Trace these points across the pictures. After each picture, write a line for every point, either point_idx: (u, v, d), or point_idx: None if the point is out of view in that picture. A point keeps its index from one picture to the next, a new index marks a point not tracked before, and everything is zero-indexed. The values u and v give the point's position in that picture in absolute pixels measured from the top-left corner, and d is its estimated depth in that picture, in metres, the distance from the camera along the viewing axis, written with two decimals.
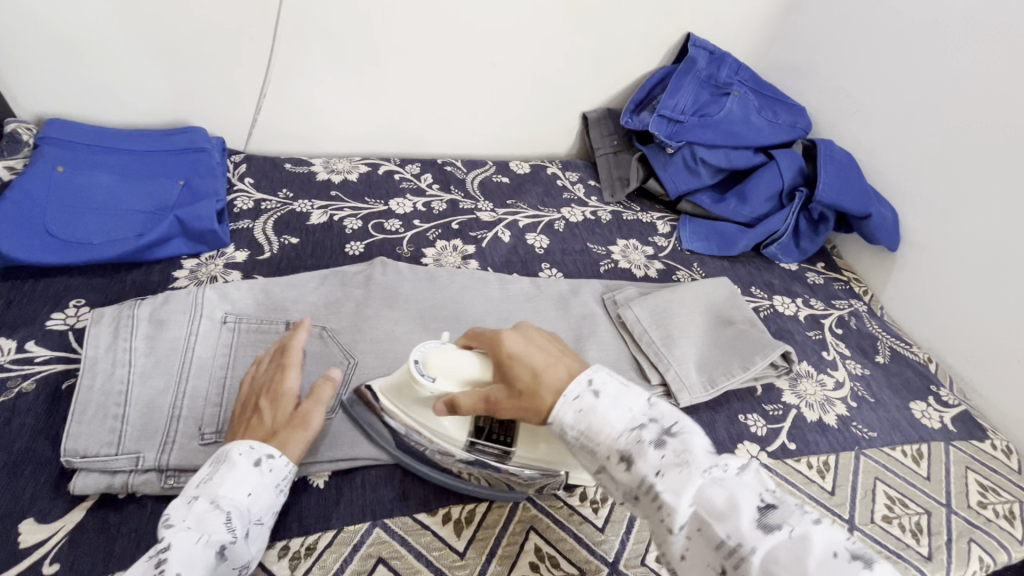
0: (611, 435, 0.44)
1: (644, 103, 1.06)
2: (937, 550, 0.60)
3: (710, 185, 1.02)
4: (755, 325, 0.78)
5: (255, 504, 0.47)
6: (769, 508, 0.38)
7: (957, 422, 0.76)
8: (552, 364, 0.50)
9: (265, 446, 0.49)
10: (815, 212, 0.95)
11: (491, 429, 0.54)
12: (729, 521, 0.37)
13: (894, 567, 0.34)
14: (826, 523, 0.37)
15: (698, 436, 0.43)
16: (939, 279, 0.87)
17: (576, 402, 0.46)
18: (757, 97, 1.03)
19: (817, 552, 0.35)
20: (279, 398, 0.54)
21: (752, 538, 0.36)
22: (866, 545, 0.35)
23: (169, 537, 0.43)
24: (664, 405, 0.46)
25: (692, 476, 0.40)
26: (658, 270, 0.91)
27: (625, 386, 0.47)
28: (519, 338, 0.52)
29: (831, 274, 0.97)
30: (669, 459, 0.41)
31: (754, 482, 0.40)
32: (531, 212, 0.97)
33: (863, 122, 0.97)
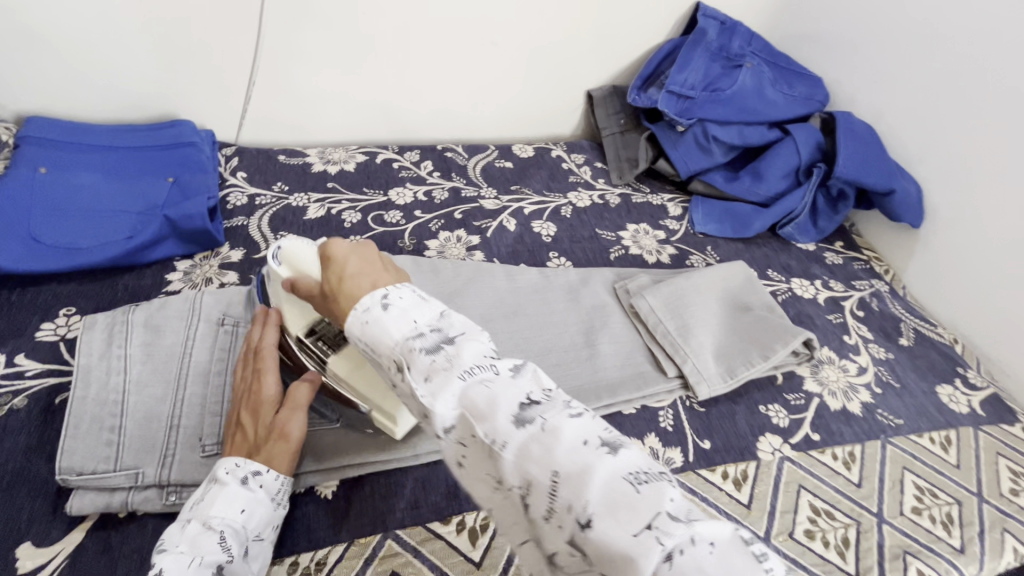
0: (389, 344, 0.40)
1: (652, 79, 1.02)
2: (969, 542, 0.58)
3: (723, 163, 0.97)
4: (774, 312, 0.75)
5: (251, 520, 0.45)
6: (531, 404, 0.36)
7: (985, 405, 0.73)
8: (363, 273, 0.46)
9: (251, 463, 0.47)
10: (834, 189, 0.91)
11: (325, 337, 0.56)
12: (487, 421, 0.35)
13: (641, 452, 0.34)
14: (585, 416, 0.36)
15: (478, 340, 0.39)
16: (964, 255, 0.83)
17: (361, 313, 0.42)
18: (771, 69, 0.98)
19: (565, 442, 0.33)
20: (258, 409, 0.50)
21: (508, 435, 0.34)
22: (619, 432, 0.34)
23: (161, 563, 0.41)
24: (458, 317, 0.41)
25: (455, 379, 0.37)
26: (670, 255, 0.88)
27: (425, 300, 0.43)
28: (352, 244, 0.49)
29: (851, 253, 0.94)
30: (437, 363, 0.37)
31: (528, 382, 0.37)
32: (536, 198, 0.93)
33: (882, 91, 0.92)
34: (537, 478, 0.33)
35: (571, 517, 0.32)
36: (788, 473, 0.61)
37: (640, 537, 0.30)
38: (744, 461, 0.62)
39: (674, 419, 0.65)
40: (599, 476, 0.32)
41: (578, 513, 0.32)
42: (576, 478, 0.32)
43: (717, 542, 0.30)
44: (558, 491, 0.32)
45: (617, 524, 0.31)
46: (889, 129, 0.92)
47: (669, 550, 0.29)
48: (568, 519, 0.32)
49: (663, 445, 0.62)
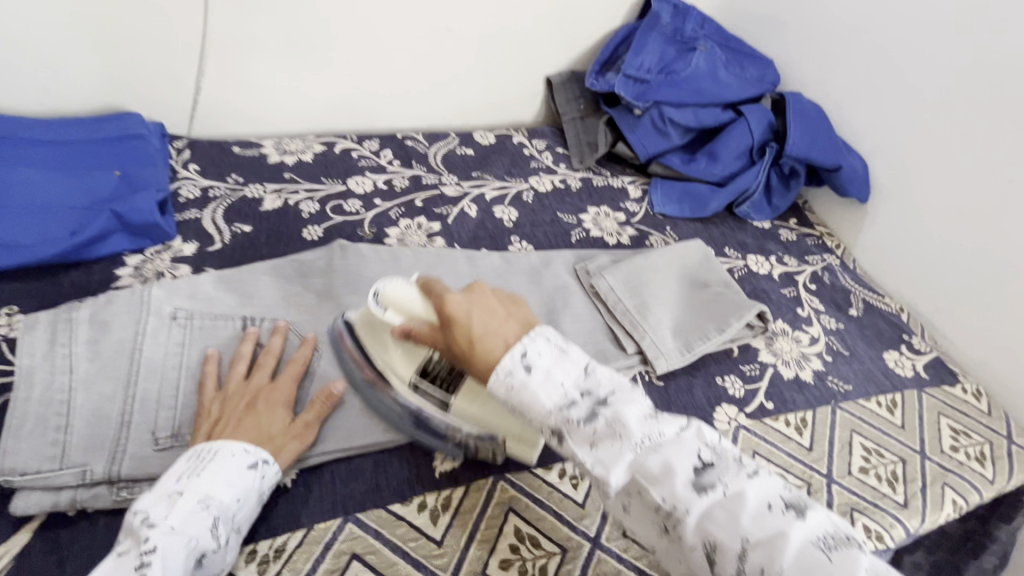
0: (542, 411, 0.42)
1: (609, 64, 1.04)
2: (912, 497, 0.61)
3: (681, 145, 0.99)
4: (730, 287, 0.77)
5: (241, 510, 0.46)
6: (706, 468, 0.40)
7: (928, 368, 0.77)
8: (492, 330, 0.46)
9: (261, 451, 0.49)
10: (786, 167, 0.94)
11: (439, 375, 0.54)
12: (665, 486, 0.40)
13: (824, 512, 0.39)
14: (761, 477, 0.40)
15: (633, 404, 0.42)
16: (908, 227, 0.87)
17: (507, 379, 0.43)
18: (723, 52, 1.00)
19: (750, 508, 0.38)
20: (275, 404, 0.53)
21: (690, 501, 0.39)
22: (799, 494, 0.39)
23: (154, 537, 0.41)
24: (601, 374, 0.44)
25: (625, 450, 0.41)
26: (631, 236, 0.89)
27: (562, 354, 0.44)
28: (466, 297, 0.49)
29: (804, 229, 0.97)
30: (602, 432, 0.41)
31: (694, 441, 0.42)
32: (498, 184, 0.94)
33: (829, 71, 0.95)
34: (725, 543, 0.38)
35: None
36: (743, 440, 0.63)
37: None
38: None
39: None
40: (793, 540, 0.37)
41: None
42: (768, 542, 0.37)
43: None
44: (750, 554, 0.37)
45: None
46: (836, 108, 0.95)
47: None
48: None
49: None
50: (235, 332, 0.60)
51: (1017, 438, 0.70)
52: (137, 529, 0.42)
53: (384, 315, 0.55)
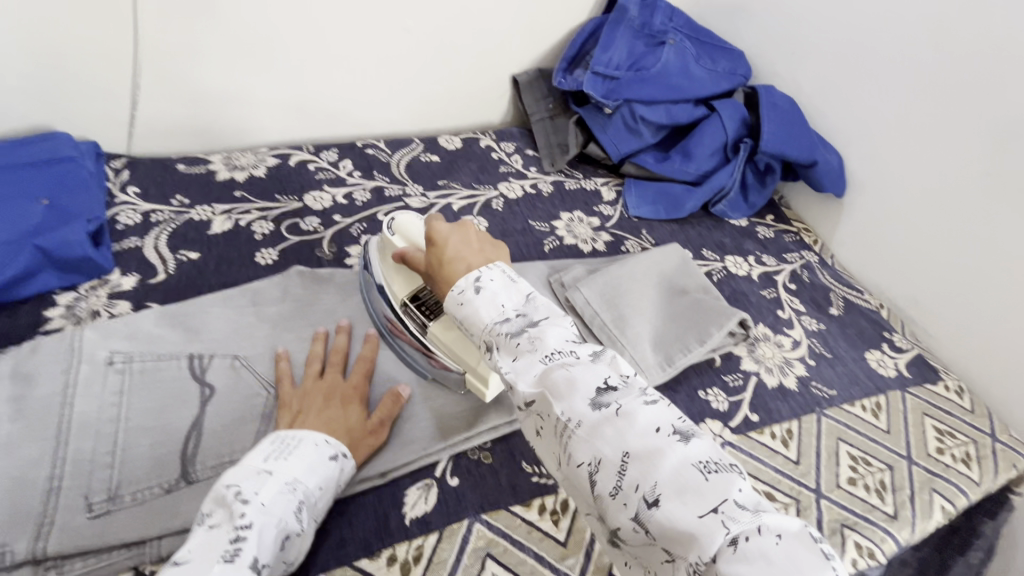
0: (482, 325, 0.46)
1: (576, 60, 1.00)
2: (901, 507, 0.59)
3: (653, 144, 0.96)
4: (710, 293, 0.75)
5: (319, 498, 0.47)
6: (609, 391, 0.40)
7: (911, 366, 0.75)
8: (461, 257, 0.50)
9: (343, 444, 0.50)
10: (762, 163, 0.91)
11: (427, 303, 0.60)
12: (567, 401, 0.40)
13: (712, 442, 0.38)
14: (658, 405, 0.39)
15: (561, 328, 0.44)
16: (885, 222, 0.85)
17: (456, 294, 0.47)
18: (693, 45, 0.97)
19: (639, 428, 0.38)
20: (349, 401, 0.54)
21: (584, 415, 0.39)
22: (690, 423, 0.38)
23: (249, 513, 0.41)
24: (542, 301, 0.46)
25: (538, 362, 0.42)
26: (606, 242, 0.86)
27: (512, 283, 0.47)
28: (451, 227, 0.53)
29: (782, 226, 0.95)
30: (523, 346, 0.43)
31: (606, 369, 0.41)
32: (465, 192, 0.89)
33: (800, 63, 0.93)
34: (607, 455, 0.38)
35: (638, 495, 0.36)
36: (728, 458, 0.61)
37: (705, 518, 0.33)
38: None
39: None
40: (670, 460, 0.36)
41: (646, 492, 0.36)
42: (646, 459, 0.37)
43: (784, 534, 0.33)
44: (628, 469, 0.37)
45: (683, 504, 0.35)
46: (809, 101, 0.93)
47: (731, 533, 0.33)
48: (635, 496, 0.36)
49: None
50: (180, 375, 0.55)
51: (1001, 435, 0.69)
52: (230, 502, 0.41)
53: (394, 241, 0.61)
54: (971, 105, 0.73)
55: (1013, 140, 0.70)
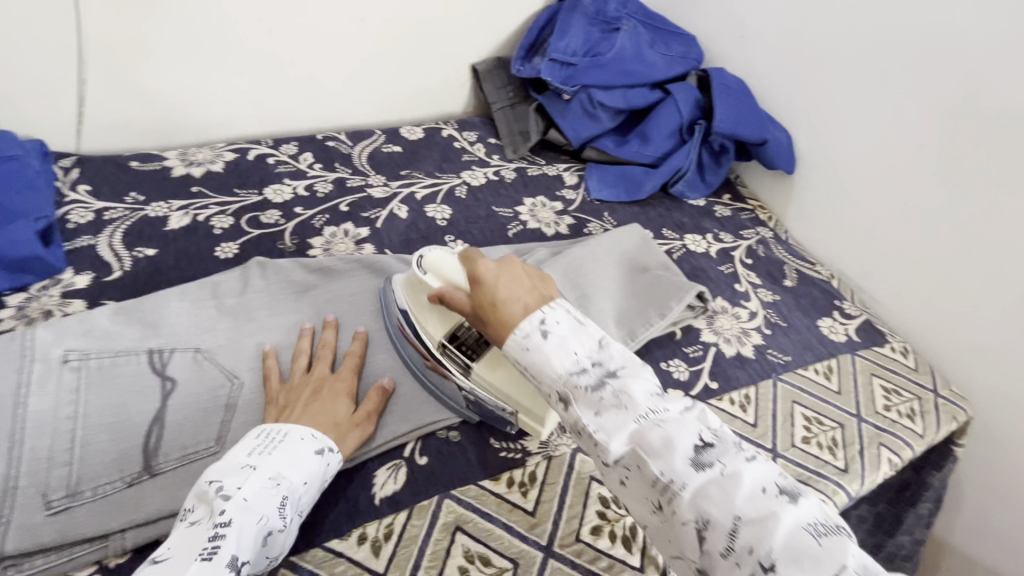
0: (553, 375, 0.44)
1: (534, 48, 1.01)
2: (851, 461, 0.63)
3: (612, 128, 0.98)
4: (670, 269, 0.77)
5: (305, 494, 0.46)
6: (707, 447, 0.39)
7: (860, 331, 0.79)
8: (514, 296, 0.48)
9: (327, 437, 0.49)
10: (716, 144, 0.94)
11: (467, 342, 0.57)
12: (664, 460, 0.39)
13: (818, 501, 0.37)
14: (759, 461, 0.39)
15: (642, 380, 0.42)
16: (832, 196, 0.89)
17: (521, 340, 0.44)
18: (647, 30, 0.99)
19: (745, 488, 0.37)
20: (337, 394, 0.54)
21: (687, 476, 0.38)
22: (795, 481, 0.38)
23: (229, 509, 0.41)
24: (615, 349, 0.44)
25: (630, 422, 0.40)
26: (569, 225, 0.87)
27: (579, 326, 0.45)
28: (497, 264, 0.51)
29: (738, 204, 0.98)
30: (608, 401, 0.41)
31: (696, 422, 0.41)
32: (429, 181, 0.90)
33: (749, 46, 0.96)
34: (716, 518, 0.37)
35: (752, 559, 0.35)
36: None
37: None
38: None
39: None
40: (783, 523, 0.35)
41: (761, 556, 0.35)
42: (758, 523, 0.36)
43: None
44: (739, 531, 0.36)
45: (801, 569, 0.34)
46: (759, 82, 0.96)
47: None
48: (748, 559, 0.35)
49: None
50: (140, 370, 0.55)
51: (942, 390, 0.74)
52: (212, 499, 0.42)
53: (427, 279, 0.58)
54: (904, 80, 0.77)
55: (943, 112, 0.74)
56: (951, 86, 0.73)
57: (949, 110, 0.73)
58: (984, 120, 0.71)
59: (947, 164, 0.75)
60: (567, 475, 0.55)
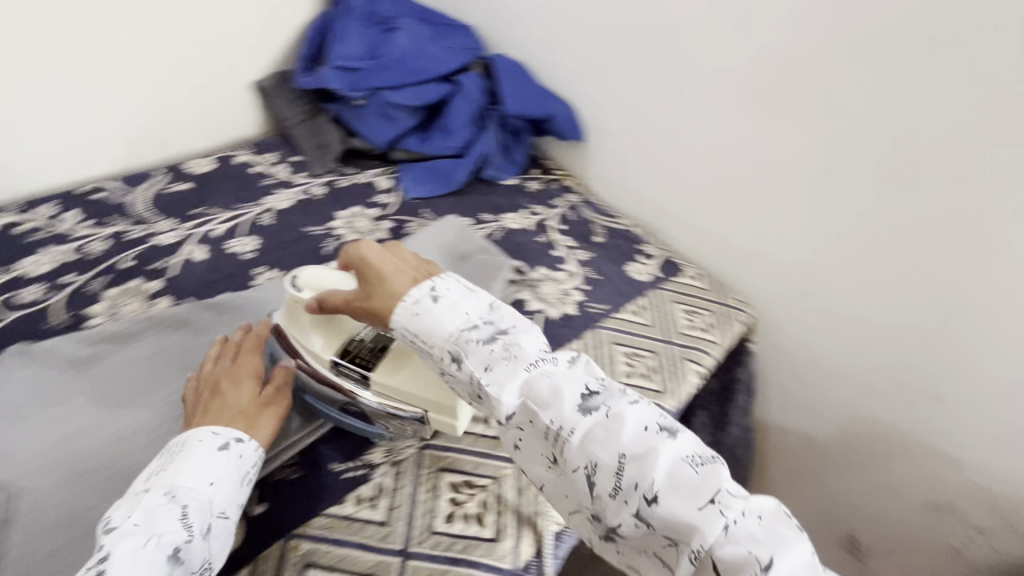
0: (443, 334, 0.49)
1: (317, 57, 0.99)
2: (665, 380, 0.73)
3: (414, 126, 0.99)
4: (486, 251, 0.82)
5: (216, 496, 0.46)
6: (592, 395, 0.46)
7: (661, 268, 0.90)
8: (400, 272, 0.53)
9: (231, 431, 0.51)
10: (512, 125, 1.00)
11: (359, 354, 0.58)
12: (553, 408, 0.45)
13: (694, 437, 0.44)
14: (641, 405, 0.46)
15: (532, 335, 0.49)
16: (617, 153, 0.99)
17: (413, 307, 0.50)
18: (424, 27, 1.01)
19: (630, 427, 0.44)
20: (238, 381, 0.56)
21: (575, 421, 0.45)
22: (674, 420, 0.45)
23: (112, 544, 0.41)
24: (503, 311, 0.51)
25: (520, 369, 0.46)
26: (388, 229, 0.87)
27: (469, 293, 0.52)
28: (382, 246, 0.56)
29: (546, 177, 1.06)
30: (497, 354, 0.47)
31: (582, 374, 0.48)
32: (226, 215, 0.84)
33: (518, 28, 1.02)
34: (605, 460, 0.43)
35: (637, 494, 0.42)
36: None
37: (705, 509, 0.40)
38: None
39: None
40: (663, 458, 0.42)
41: (645, 490, 0.41)
42: (640, 459, 0.42)
43: (765, 515, 0.41)
44: (625, 470, 0.43)
45: (682, 500, 0.41)
46: (534, 61, 1.03)
47: (726, 521, 0.39)
48: (634, 496, 0.42)
49: None
50: None
51: (728, 300, 0.88)
52: (101, 535, 0.43)
53: (303, 295, 0.58)
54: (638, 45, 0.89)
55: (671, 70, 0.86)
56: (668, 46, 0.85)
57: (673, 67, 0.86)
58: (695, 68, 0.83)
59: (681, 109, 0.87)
60: (413, 475, 0.57)
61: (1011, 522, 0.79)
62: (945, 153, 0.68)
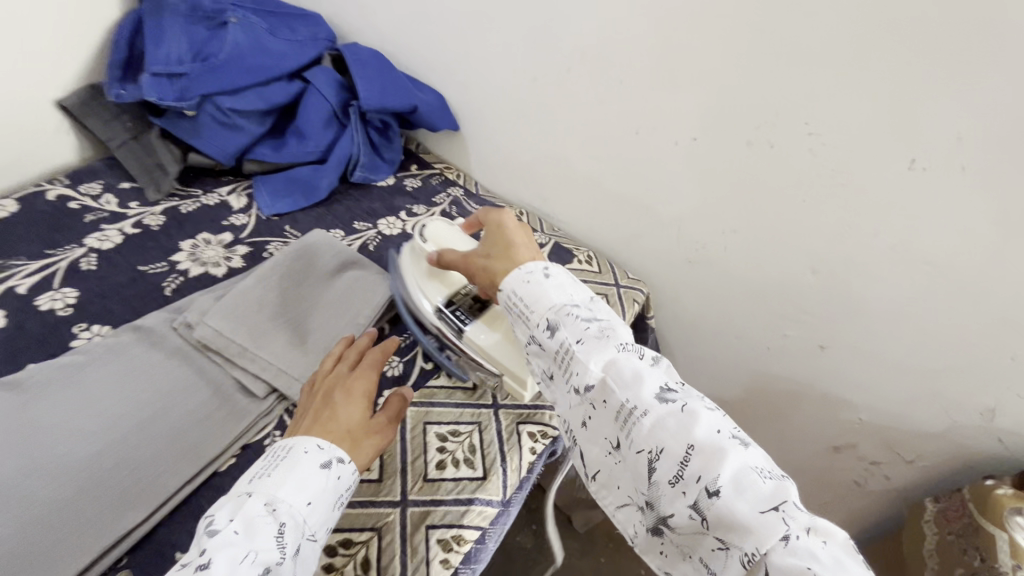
0: (547, 302, 0.51)
1: (133, 64, 0.85)
2: None
3: (265, 133, 0.88)
4: (359, 266, 0.74)
5: (310, 518, 0.45)
6: (671, 390, 0.45)
7: (552, 256, 0.86)
8: (520, 248, 0.57)
9: (336, 449, 0.49)
10: (377, 121, 0.91)
11: (462, 308, 0.64)
12: (631, 391, 0.45)
13: (767, 453, 0.42)
14: (717, 411, 0.44)
15: (626, 331, 0.50)
16: (494, 140, 0.93)
17: (526, 274, 0.53)
18: (262, 17, 0.89)
19: (702, 426, 0.42)
20: (351, 394, 0.55)
21: (649, 405, 0.44)
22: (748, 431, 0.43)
23: (212, 549, 0.39)
24: (603, 305, 0.52)
25: (607, 350, 0.47)
26: (244, 255, 0.77)
27: (575, 283, 0.54)
28: (515, 222, 0.61)
29: (426, 171, 0.98)
30: (591, 332, 0.48)
31: (664, 372, 0.47)
32: (34, 265, 0.70)
33: (368, 13, 0.93)
34: (671, 447, 0.42)
35: (698, 486, 0.41)
36: (409, 418, 0.61)
37: (766, 514, 0.38)
38: None
39: None
40: (732, 459, 0.41)
41: (708, 483, 0.40)
42: (708, 455, 0.41)
43: (831, 541, 0.37)
44: (690, 461, 0.41)
45: (744, 501, 0.39)
46: (393, 48, 0.94)
47: (789, 531, 0.37)
48: (694, 487, 0.41)
49: None
50: None
51: (622, 280, 0.85)
52: (201, 536, 0.41)
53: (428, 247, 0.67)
54: (493, 24, 0.82)
55: (530, 48, 0.80)
56: (523, 22, 0.79)
57: (532, 45, 0.80)
58: (553, 44, 0.78)
59: (547, 89, 0.82)
60: None
61: (900, 453, 0.83)
62: (798, 111, 0.65)
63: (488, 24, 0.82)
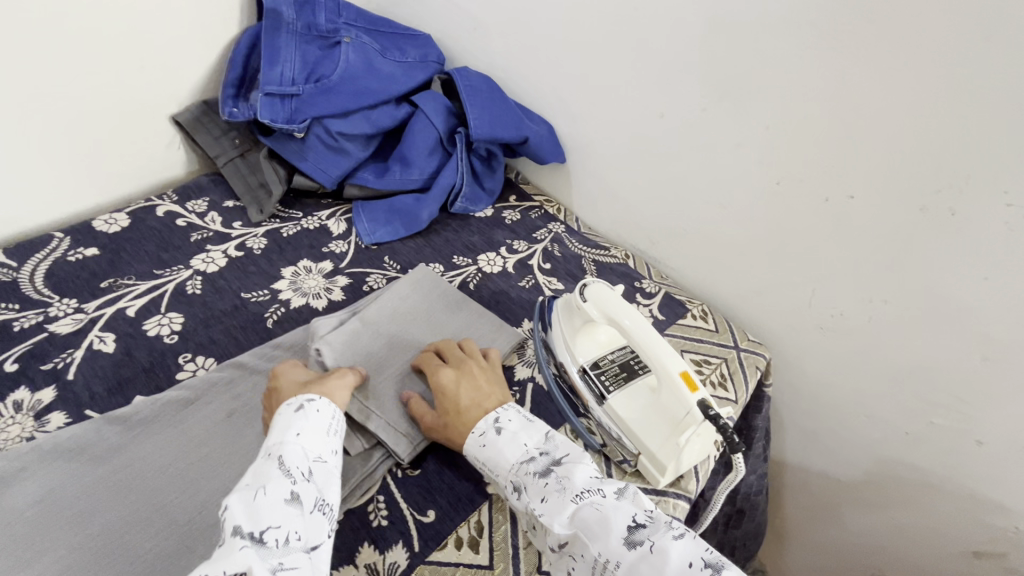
0: (506, 465, 0.51)
1: (247, 82, 0.84)
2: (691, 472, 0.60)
3: (368, 157, 0.86)
4: (463, 309, 0.69)
5: (307, 444, 0.47)
6: (639, 527, 0.44)
7: (663, 308, 0.79)
8: (475, 399, 0.56)
9: (302, 395, 0.51)
10: (482, 149, 0.86)
11: (607, 373, 0.61)
12: (600, 541, 0.43)
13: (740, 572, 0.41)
14: (686, 538, 0.43)
15: (583, 465, 0.49)
16: (603, 176, 0.87)
17: (479, 437, 0.53)
18: (374, 38, 0.86)
19: (673, 564, 0.41)
20: (283, 375, 0.57)
21: (620, 555, 0.42)
22: (719, 554, 0.42)
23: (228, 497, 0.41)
24: (559, 440, 0.52)
25: (569, 501, 0.46)
26: (343, 287, 0.74)
27: (527, 423, 0.54)
28: (453, 371, 0.58)
29: (525, 203, 0.93)
30: (551, 486, 0.48)
31: (630, 505, 0.46)
32: (143, 286, 0.69)
33: (482, 38, 0.89)
34: None
35: None
36: None
37: None
38: (475, 509, 0.54)
39: (410, 496, 0.54)
40: None
41: None
42: None
43: None
44: None
45: None
46: (504, 76, 0.90)
47: None
48: None
49: (383, 551, 0.50)
50: None
51: (742, 342, 0.77)
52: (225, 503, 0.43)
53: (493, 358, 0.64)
54: (620, 57, 0.76)
55: (659, 86, 0.74)
56: (658, 57, 0.73)
57: (663, 83, 0.74)
58: (689, 83, 0.72)
59: (675, 130, 0.76)
60: None
61: None
62: (996, 178, 0.55)
63: (614, 57, 0.77)
